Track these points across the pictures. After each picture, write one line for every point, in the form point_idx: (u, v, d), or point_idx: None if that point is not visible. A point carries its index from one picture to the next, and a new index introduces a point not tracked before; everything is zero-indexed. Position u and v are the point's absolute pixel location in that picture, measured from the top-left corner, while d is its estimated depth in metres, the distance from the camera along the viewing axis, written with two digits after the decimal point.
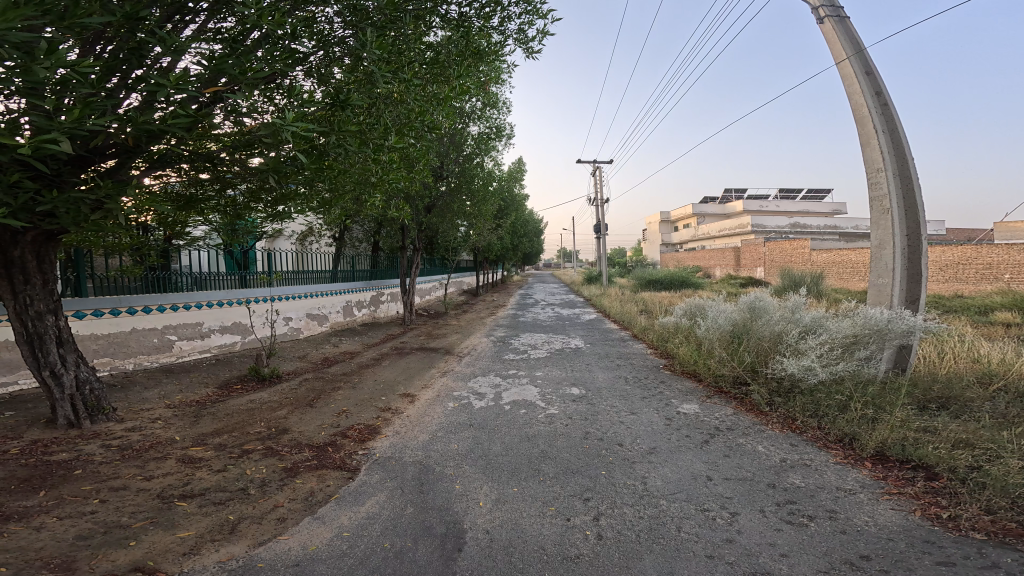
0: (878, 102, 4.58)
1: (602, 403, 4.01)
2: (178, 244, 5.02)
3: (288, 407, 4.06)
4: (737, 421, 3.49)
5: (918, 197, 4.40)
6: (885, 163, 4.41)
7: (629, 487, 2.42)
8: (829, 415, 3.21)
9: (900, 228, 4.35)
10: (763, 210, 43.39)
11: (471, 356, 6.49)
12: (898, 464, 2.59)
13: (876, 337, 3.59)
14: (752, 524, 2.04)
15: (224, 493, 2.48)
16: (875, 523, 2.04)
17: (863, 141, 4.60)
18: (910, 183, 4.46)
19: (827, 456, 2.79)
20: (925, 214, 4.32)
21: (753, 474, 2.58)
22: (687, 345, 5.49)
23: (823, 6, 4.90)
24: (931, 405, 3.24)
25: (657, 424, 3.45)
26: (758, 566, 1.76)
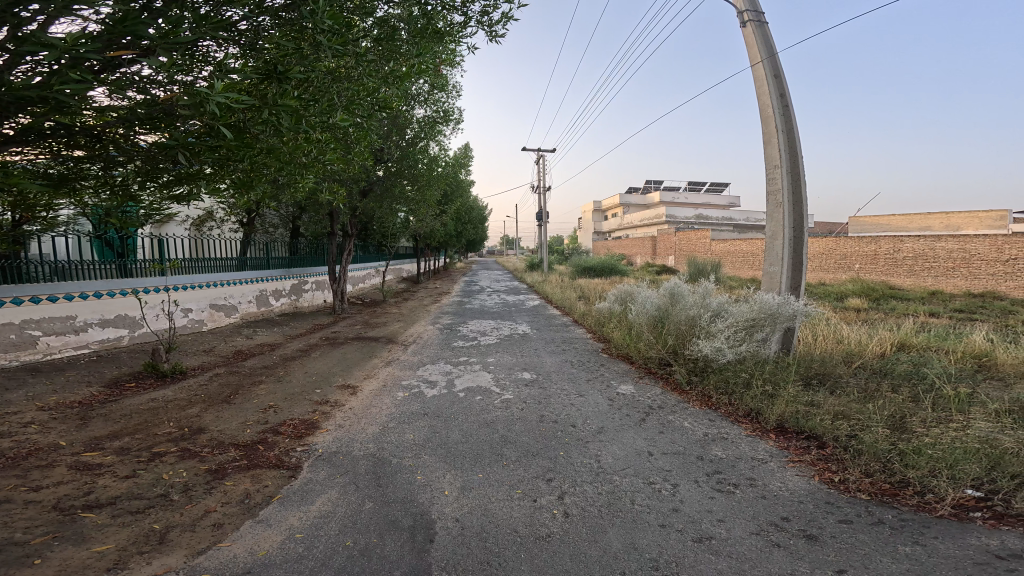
0: (780, 104, 5.15)
1: (553, 387, 4.30)
2: (37, 231, 4.28)
3: (200, 405, 3.76)
4: (665, 399, 3.96)
5: (803, 191, 5.06)
6: (781, 161, 5.04)
7: (585, 465, 2.67)
8: (736, 391, 3.76)
9: (788, 220, 5.02)
10: (677, 201, 48.39)
11: (414, 345, 6.45)
12: (796, 435, 3.13)
13: (770, 320, 4.13)
14: (691, 494, 2.38)
15: (141, 501, 2.27)
16: (786, 487, 2.47)
17: (766, 139, 5.21)
18: (799, 180, 5.11)
19: (739, 429, 3.29)
20: (808, 209, 5.00)
21: (684, 447, 2.97)
22: (620, 330, 6.00)
23: (747, 11, 5.34)
24: (813, 381, 3.91)
25: (603, 404, 3.79)
26: (702, 531, 2.06)
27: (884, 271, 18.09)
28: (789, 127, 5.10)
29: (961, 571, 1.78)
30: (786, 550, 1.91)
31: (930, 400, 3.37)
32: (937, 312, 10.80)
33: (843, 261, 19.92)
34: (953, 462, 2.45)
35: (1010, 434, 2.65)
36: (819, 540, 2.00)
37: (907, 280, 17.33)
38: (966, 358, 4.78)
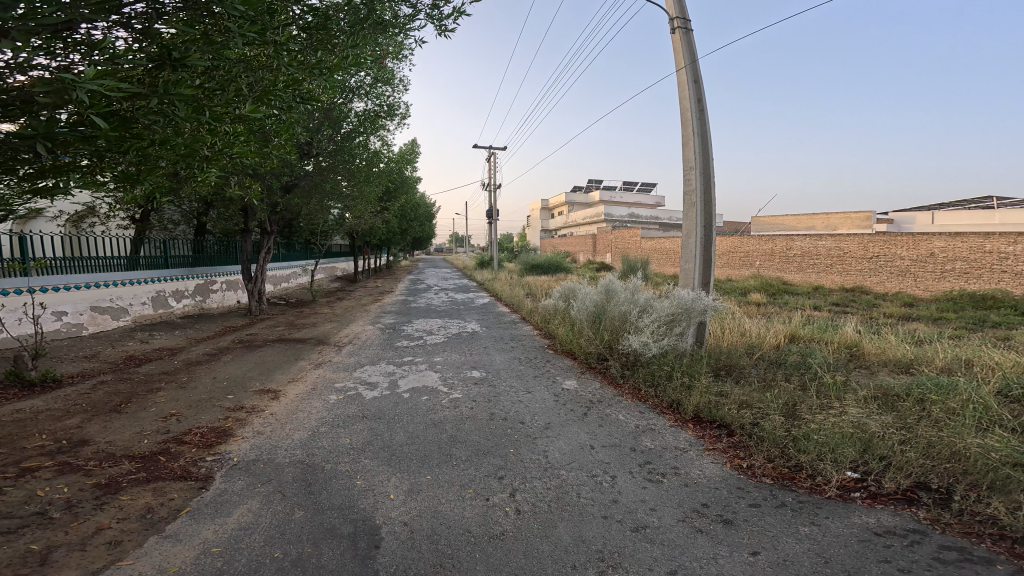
0: (696, 108, 5.51)
1: (504, 385, 4.48)
2: None
3: (82, 415, 3.35)
4: (604, 393, 4.25)
5: (712, 190, 5.47)
6: (696, 163, 5.44)
7: (535, 462, 2.83)
8: (660, 383, 4.12)
9: (699, 219, 5.42)
10: (613, 201, 51.58)
11: (347, 347, 6.27)
12: (710, 425, 3.48)
13: (685, 315, 4.60)
14: (628, 484, 2.60)
15: (11, 521, 1.99)
16: (704, 473, 2.77)
17: (684, 141, 5.58)
18: (709, 181, 5.47)
19: (664, 420, 3.61)
20: (717, 209, 5.41)
21: (619, 440, 3.22)
22: (564, 326, 6.35)
23: (677, 18, 5.60)
24: (722, 371, 4.36)
25: (548, 400, 4.03)
26: (637, 520, 2.25)
27: (777, 267, 21.25)
28: (704, 131, 5.47)
29: (846, 547, 2.09)
30: (707, 536, 2.15)
31: (815, 387, 3.89)
32: (823, 307, 12.45)
33: (748, 257, 22.46)
34: (835, 446, 2.85)
35: (875, 418, 3.14)
36: (734, 523, 2.26)
37: (795, 275, 20.62)
38: (842, 348, 5.58)
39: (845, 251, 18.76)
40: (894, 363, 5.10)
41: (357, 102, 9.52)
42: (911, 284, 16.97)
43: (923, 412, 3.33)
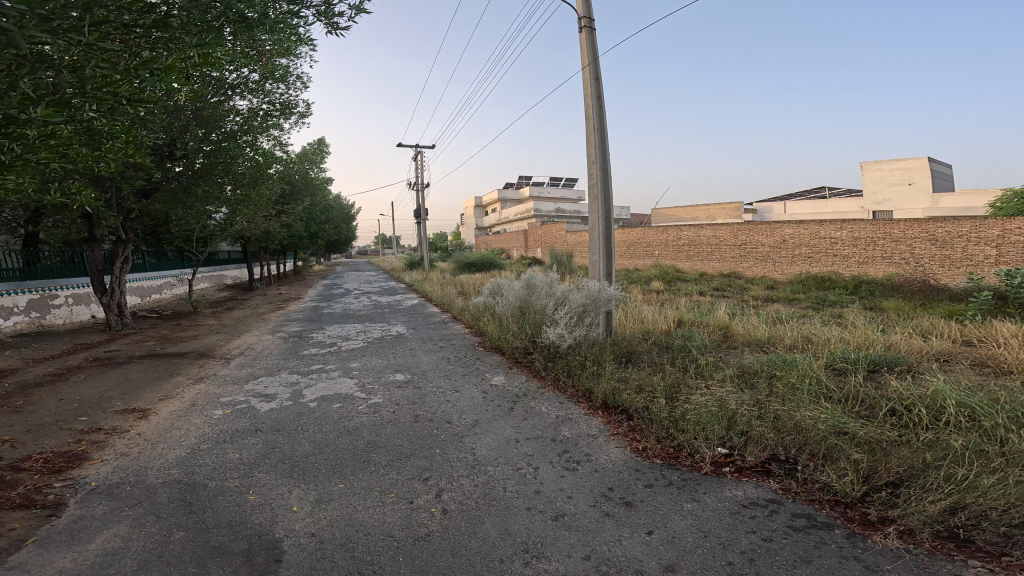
0: (598, 106, 5.76)
1: (430, 386, 5.00)
2: None
3: None
4: (528, 386, 4.84)
5: (610, 186, 5.80)
6: (597, 158, 5.75)
7: (461, 460, 3.22)
8: (574, 372, 4.72)
9: (601, 212, 5.76)
10: (545, 195, 57.42)
11: (236, 360, 6.45)
12: (615, 410, 4.03)
13: (594, 306, 5.29)
14: (548, 474, 3.01)
15: None
16: (610, 458, 3.23)
17: (586, 136, 5.87)
18: (606, 175, 5.81)
19: (579, 409, 4.15)
20: (615, 202, 5.77)
21: (541, 432, 3.70)
22: (494, 324, 6.91)
23: (583, 18, 5.80)
24: (625, 358, 4.96)
25: (477, 398, 4.53)
26: (557, 509, 2.60)
27: (670, 257, 24.79)
28: (602, 126, 5.75)
29: (721, 520, 2.51)
30: (614, 519, 2.50)
31: (694, 368, 4.51)
32: (705, 292, 14.13)
33: (647, 247, 26.09)
34: (706, 424, 3.38)
35: (735, 395, 3.74)
36: (632, 504, 2.66)
37: (684, 265, 24.07)
38: (716, 329, 6.47)
39: (721, 239, 22.46)
40: (754, 340, 6.03)
41: (242, 100, 9.16)
42: (778, 269, 20.37)
43: (774, 388, 4.05)
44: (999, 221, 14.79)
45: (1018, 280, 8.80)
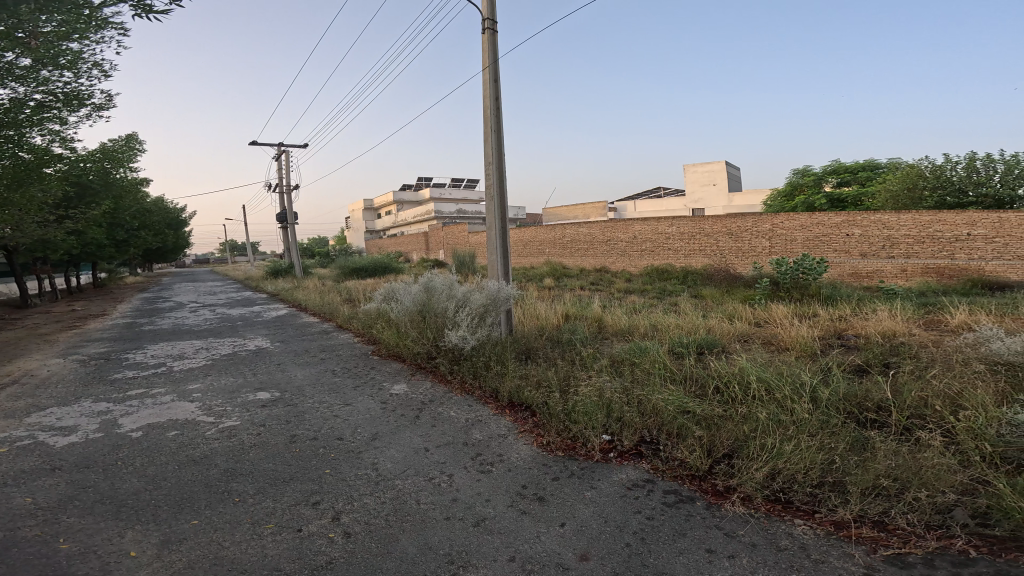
0: (495, 106, 5.91)
1: (308, 402, 4.63)
2: None
3: None
4: (434, 392, 4.81)
5: (507, 186, 5.98)
6: (493, 159, 5.92)
7: (364, 476, 3.12)
8: (480, 374, 4.90)
9: (497, 212, 5.93)
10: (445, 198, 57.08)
11: (8, 392, 5.16)
12: (520, 407, 4.31)
13: (494, 306, 5.66)
14: (464, 481, 3.10)
15: None
16: (520, 456, 3.47)
17: (484, 137, 6.00)
18: (503, 177, 5.98)
19: (487, 409, 4.33)
20: (509, 203, 5.98)
21: (453, 437, 3.78)
22: (388, 328, 6.70)
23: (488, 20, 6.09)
24: (525, 355, 5.32)
25: (375, 409, 4.37)
26: (477, 514, 2.71)
27: (558, 253, 26.14)
28: (499, 128, 5.93)
29: (614, 503, 2.86)
30: (531, 516, 2.71)
31: (579, 359, 4.99)
32: (582, 286, 15.32)
33: (541, 244, 27.11)
34: (592, 414, 3.76)
35: (612, 384, 4.20)
36: (545, 498, 2.90)
37: (568, 262, 25.62)
38: (592, 322, 7.06)
39: (594, 236, 24.43)
40: (619, 330, 6.67)
41: (2, 87, 7.60)
42: (631, 261, 22.84)
43: (638, 373, 4.61)
44: (769, 217, 18.98)
45: (785, 267, 11.68)
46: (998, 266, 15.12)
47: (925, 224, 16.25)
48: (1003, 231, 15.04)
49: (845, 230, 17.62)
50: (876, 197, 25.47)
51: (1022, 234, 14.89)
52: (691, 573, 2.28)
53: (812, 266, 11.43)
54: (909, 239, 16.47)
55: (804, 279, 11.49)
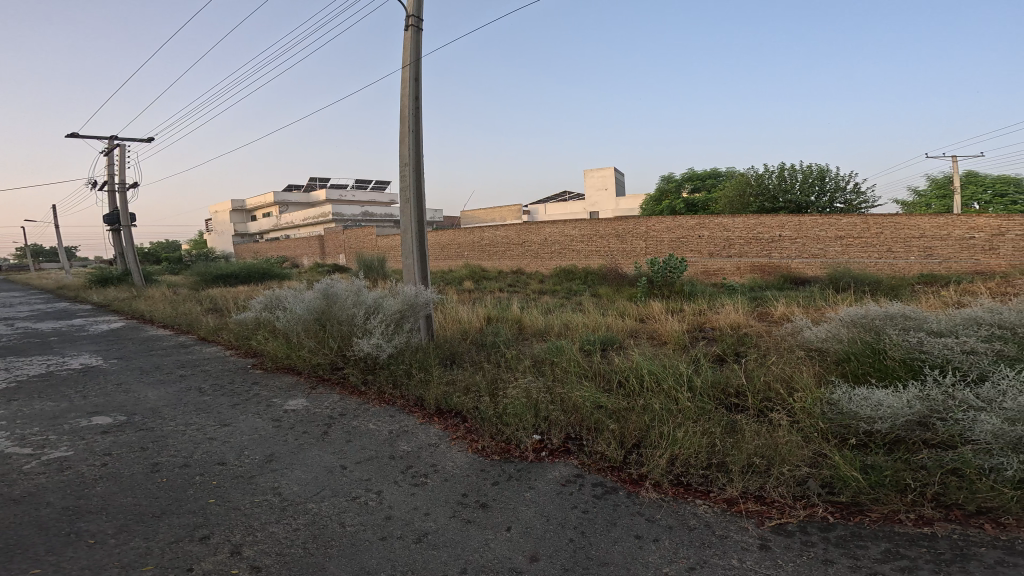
0: (414, 105, 5.95)
1: (167, 424, 4.10)
2: None
3: None
4: (346, 404, 4.50)
5: (423, 186, 6.01)
6: (409, 159, 5.91)
7: (264, 503, 2.83)
8: (402, 382, 4.69)
9: (413, 214, 5.86)
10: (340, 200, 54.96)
11: None
12: (449, 414, 4.19)
13: (411, 311, 5.52)
14: (396, 496, 2.95)
15: None
16: (455, 464, 3.37)
17: (400, 136, 5.97)
18: (420, 178, 5.97)
19: (414, 419, 4.16)
20: (427, 205, 5.96)
21: (376, 451, 3.56)
22: (280, 341, 6.06)
23: (412, 16, 6.07)
24: (449, 361, 5.23)
25: (266, 428, 3.97)
26: (417, 531, 2.61)
27: (477, 256, 26.12)
28: (418, 129, 5.96)
29: (553, 501, 2.92)
30: (476, 524, 2.68)
31: (504, 361, 5.05)
32: (504, 288, 15.49)
33: (460, 248, 26.94)
34: (522, 415, 3.79)
35: (536, 384, 4.26)
36: (486, 505, 2.88)
37: (487, 263, 25.64)
38: (512, 323, 7.17)
39: (511, 239, 24.71)
40: (537, 330, 6.79)
41: None
42: (543, 262, 23.58)
43: (558, 372, 4.70)
44: (644, 220, 20.83)
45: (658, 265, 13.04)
46: (802, 263, 18.43)
47: (751, 226, 19.13)
48: (804, 232, 18.26)
49: (697, 231, 19.99)
50: (717, 201, 29.39)
51: (815, 234, 18.23)
52: (627, 561, 2.41)
53: (676, 266, 12.80)
54: (741, 240, 19.22)
55: (671, 277, 12.91)
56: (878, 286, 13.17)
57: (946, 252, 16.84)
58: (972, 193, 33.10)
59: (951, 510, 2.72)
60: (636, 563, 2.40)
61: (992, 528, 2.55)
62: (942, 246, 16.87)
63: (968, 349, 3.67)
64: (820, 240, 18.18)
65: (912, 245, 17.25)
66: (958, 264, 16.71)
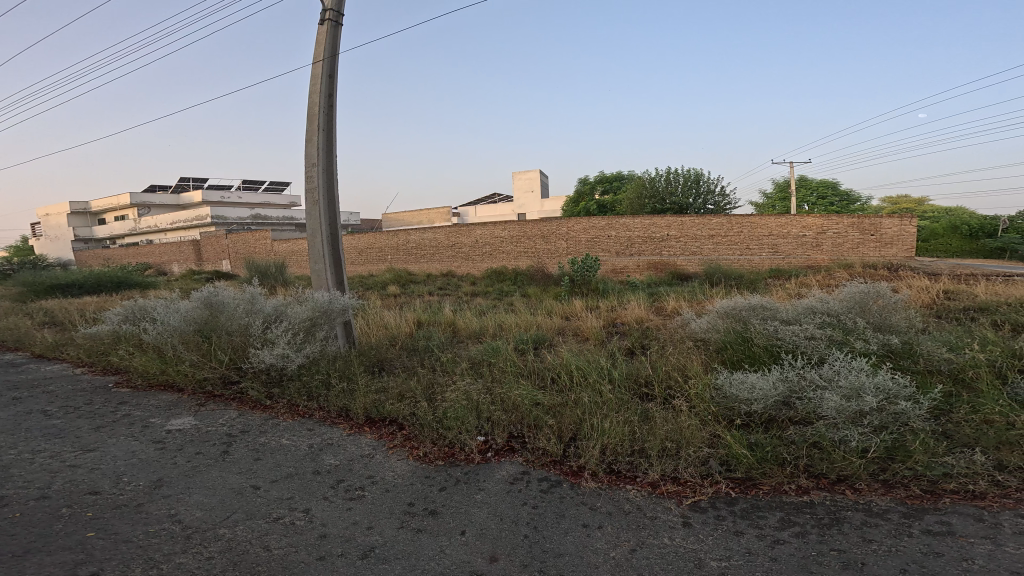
0: (327, 103, 5.69)
1: (10, 454, 3.52)
2: None
3: None
4: (248, 421, 4.15)
5: (336, 188, 5.79)
6: (319, 160, 5.65)
7: (161, 533, 2.54)
8: (319, 394, 4.43)
9: (325, 219, 5.65)
10: (221, 202, 51.24)
11: None
12: (382, 423, 4.03)
13: (326, 317, 5.21)
14: (330, 513, 2.76)
15: None
16: (396, 473, 3.23)
17: (309, 135, 5.68)
18: (333, 181, 5.77)
19: (340, 431, 3.92)
20: (340, 209, 5.76)
21: (297, 467, 3.32)
22: (154, 358, 5.30)
23: (330, 9, 5.76)
24: (376, 368, 5.04)
25: (150, 452, 3.54)
26: (364, 546, 2.46)
27: (402, 259, 25.53)
28: (330, 129, 5.72)
29: (505, 500, 2.89)
30: (427, 532, 2.58)
31: (439, 365, 4.94)
32: (433, 292, 15.24)
33: (381, 251, 26.23)
34: (464, 417, 3.72)
35: (476, 385, 4.21)
36: (436, 511, 2.78)
37: (414, 267, 25.08)
38: (446, 326, 7.07)
39: (438, 241, 24.37)
40: (472, 333, 6.71)
41: None
42: (476, 265, 23.49)
43: (497, 372, 4.67)
44: (567, 222, 21.46)
45: (576, 264, 13.46)
46: (685, 259, 20.24)
47: (647, 226, 20.64)
48: (684, 232, 20.18)
49: (607, 232, 21.05)
50: (622, 202, 31.31)
51: (692, 232, 20.20)
52: (581, 550, 2.44)
53: (593, 265, 13.36)
54: (636, 239, 20.69)
55: (587, 275, 13.42)
56: (742, 279, 14.78)
57: (787, 249, 19.52)
58: (803, 196, 38.29)
59: (820, 479, 3.04)
60: (587, 551, 2.43)
61: (851, 494, 2.89)
62: (784, 243, 19.54)
63: (810, 335, 4.25)
64: (697, 239, 20.18)
65: (763, 243, 19.73)
66: (795, 259, 19.47)
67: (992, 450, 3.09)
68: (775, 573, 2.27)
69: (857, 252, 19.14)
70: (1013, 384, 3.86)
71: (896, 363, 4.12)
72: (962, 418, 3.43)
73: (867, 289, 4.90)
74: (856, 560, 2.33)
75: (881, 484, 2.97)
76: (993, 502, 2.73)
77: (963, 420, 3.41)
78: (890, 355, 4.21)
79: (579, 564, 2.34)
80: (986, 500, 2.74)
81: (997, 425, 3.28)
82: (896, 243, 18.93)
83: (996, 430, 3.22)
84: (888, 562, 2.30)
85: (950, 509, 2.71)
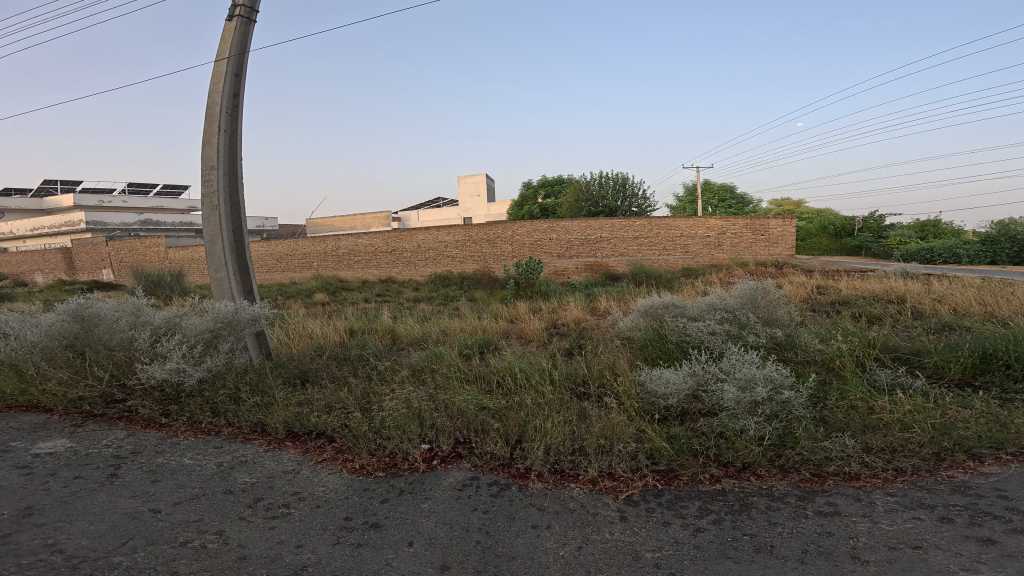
0: (230, 104, 5.32)
1: None
2: None
3: None
4: (143, 441, 3.73)
5: (240, 194, 5.43)
6: (220, 163, 5.25)
7: (39, 565, 2.21)
8: (228, 410, 4.09)
9: (226, 225, 5.27)
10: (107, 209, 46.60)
11: None
12: (305, 436, 3.78)
13: (231, 328, 4.80)
14: (249, 534, 2.53)
15: None
16: (329, 487, 3.04)
17: (206, 137, 5.26)
18: (237, 186, 5.42)
19: (254, 447, 3.63)
20: (245, 214, 5.41)
21: (205, 487, 3.02)
22: (15, 378, 4.60)
23: (241, 5, 5.39)
24: (295, 380, 4.74)
25: (19, 479, 3.07)
26: (294, 565, 2.28)
27: (331, 266, 24.49)
28: (234, 131, 5.36)
29: (453, 507, 2.79)
30: (369, 546, 2.44)
31: (376, 374, 4.74)
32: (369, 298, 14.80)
33: (306, 257, 24.98)
34: (404, 427, 3.58)
35: (417, 393, 4.08)
36: (375, 524, 2.64)
37: (348, 273, 24.14)
38: (385, 333, 6.82)
39: (374, 246, 23.65)
40: (414, 340, 6.51)
41: None
42: (417, 270, 23.01)
43: (439, 378, 4.55)
44: (505, 225, 21.61)
45: (520, 267, 13.60)
46: (615, 260, 21.00)
47: (583, 229, 21.28)
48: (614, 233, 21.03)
49: (549, 235, 21.42)
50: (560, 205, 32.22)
51: (619, 235, 21.08)
52: (532, 552, 2.40)
53: (535, 266, 13.60)
54: (571, 241, 21.28)
55: (528, 275, 13.56)
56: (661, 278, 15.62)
57: (694, 249, 20.80)
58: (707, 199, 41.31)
59: (728, 467, 3.20)
60: (538, 552, 2.41)
61: (755, 480, 3.07)
62: (692, 243, 20.83)
63: (712, 330, 4.55)
64: (624, 240, 21.05)
65: (677, 243, 20.94)
66: (700, 258, 20.71)
67: (860, 434, 3.42)
68: (699, 559, 2.36)
69: (751, 250, 20.62)
70: (871, 371, 4.36)
71: (780, 354, 4.49)
72: (835, 405, 3.79)
73: (756, 287, 5.34)
74: (765, 543, 2.47)
75: (778, 469, 3.17)
76: (866, 482, 3.00)
77: (836, 406, 3.77)
78: (776, 347, 4.57)
79: (531, 565, 2.31)
80: (860, 481, 3.01)
81: (861, 409, 3.66)
82: (782, 242, 20.59)
83: (862, 416, 3.59)
84: (791, 543, 2.46)
85: (833, 491, 2.94)
